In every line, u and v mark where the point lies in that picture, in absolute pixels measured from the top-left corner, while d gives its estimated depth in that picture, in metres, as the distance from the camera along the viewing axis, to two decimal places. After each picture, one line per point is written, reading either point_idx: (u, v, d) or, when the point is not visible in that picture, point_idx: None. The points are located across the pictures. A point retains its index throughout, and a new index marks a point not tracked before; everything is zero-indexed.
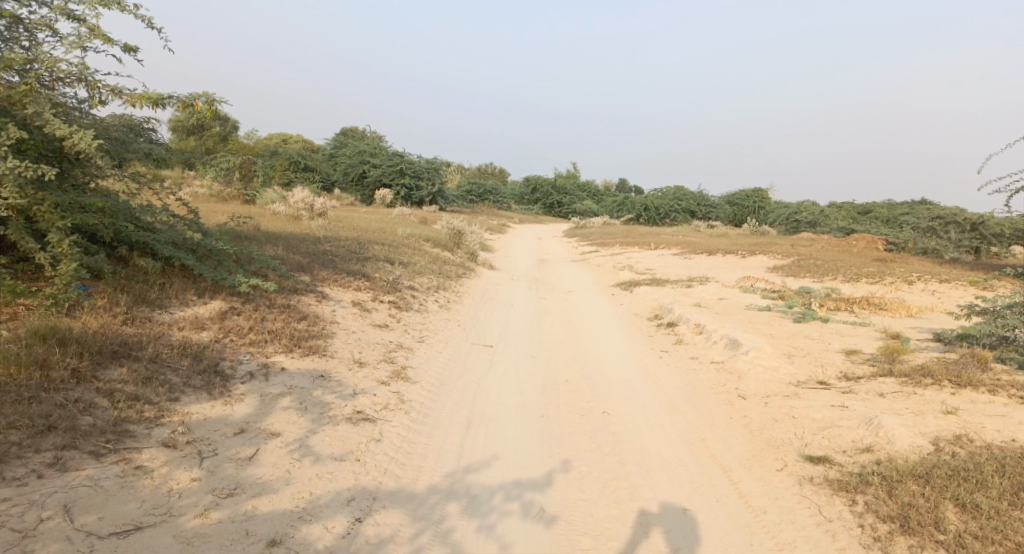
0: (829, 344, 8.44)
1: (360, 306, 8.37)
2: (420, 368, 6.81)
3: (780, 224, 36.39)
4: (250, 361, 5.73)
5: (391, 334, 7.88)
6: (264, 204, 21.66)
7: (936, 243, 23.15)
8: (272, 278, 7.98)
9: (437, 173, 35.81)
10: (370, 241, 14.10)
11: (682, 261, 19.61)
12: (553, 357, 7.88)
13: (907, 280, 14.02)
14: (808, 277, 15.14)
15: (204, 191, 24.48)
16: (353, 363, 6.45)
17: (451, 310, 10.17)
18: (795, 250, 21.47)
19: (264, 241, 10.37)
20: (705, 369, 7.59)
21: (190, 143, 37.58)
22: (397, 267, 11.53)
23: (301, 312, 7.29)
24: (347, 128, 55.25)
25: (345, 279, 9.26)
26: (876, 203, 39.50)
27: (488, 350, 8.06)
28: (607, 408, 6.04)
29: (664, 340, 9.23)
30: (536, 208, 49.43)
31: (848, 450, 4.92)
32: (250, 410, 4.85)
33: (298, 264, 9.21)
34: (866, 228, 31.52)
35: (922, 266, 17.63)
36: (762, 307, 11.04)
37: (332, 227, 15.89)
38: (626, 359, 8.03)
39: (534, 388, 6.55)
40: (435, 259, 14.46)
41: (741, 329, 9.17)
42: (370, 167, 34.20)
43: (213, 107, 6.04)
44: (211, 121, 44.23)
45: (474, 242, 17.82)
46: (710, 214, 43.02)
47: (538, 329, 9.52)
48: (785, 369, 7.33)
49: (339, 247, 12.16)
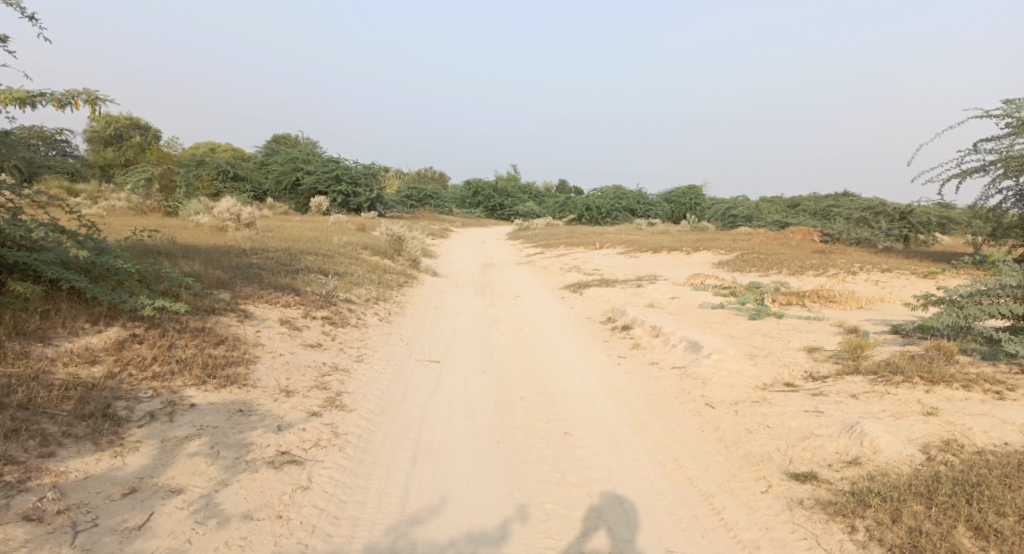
0: (789, 342, 8.14)
1: (289, 325, 7.52)
2: (358, 392, 6.06)
3: (717, 219, 36.95)
4: (152, 399, 4.86)
5: (324, 354, 7.08)
6: (188, 215, 20.19)
7: (868, 233, 23.78)
8: (184, 298, 7.05)
9: (375, 178, 34.70)
10: (302, 252, 13.13)
11: (628, 260, 19.36)
12: (504, 371, 7.27)
13: (849, 271, 14.11)
14: (754, 271, 15.07)
15: (121, 204, 22.73)
16: (279, 391, 5.64)
17: (392, 323, 9.40)
18: (737, 245, 21.58)
19: (179, 256, 9.34)
20: (666, 376, 7.14)
21: (107, 155, 35.22)
22: (332, 279, 10.67)
23: (218, 336, 6.41)
24: (279, 135, 53.42)
25: (272, 295, 8.37)
26: (806, 195, 40.70)
27: (434, 366, 7.37)
28: (569, 427, 5.47)
29: (620, 344, 8.77)
30: (478, 211, 48.82)
31: (834, 465, 4.50)
32: (146, 461, 4.01)
33: (217, 281, 8.26)
34: (800, 221, 32.33)
35: (859, 256, 17.96)
36: (716, 305, 10.74)
37: (261, 238, 14.78)
38: (583, 368, 7.50)
39: (487, 408, 5.93)
40: (374, 267, 13.62)
41: (699, 329, 8.80)
42: (304, 174, 32.75)
43: (96, 106, 5.10)
44: (130, 130, 41.59)
45: (415, 248, 17.02)
46: (650, 213, 43.39)
47: (488, 340, 8.88)
48: (750, 372, 6.93)
49: (267, 259, 11.18)
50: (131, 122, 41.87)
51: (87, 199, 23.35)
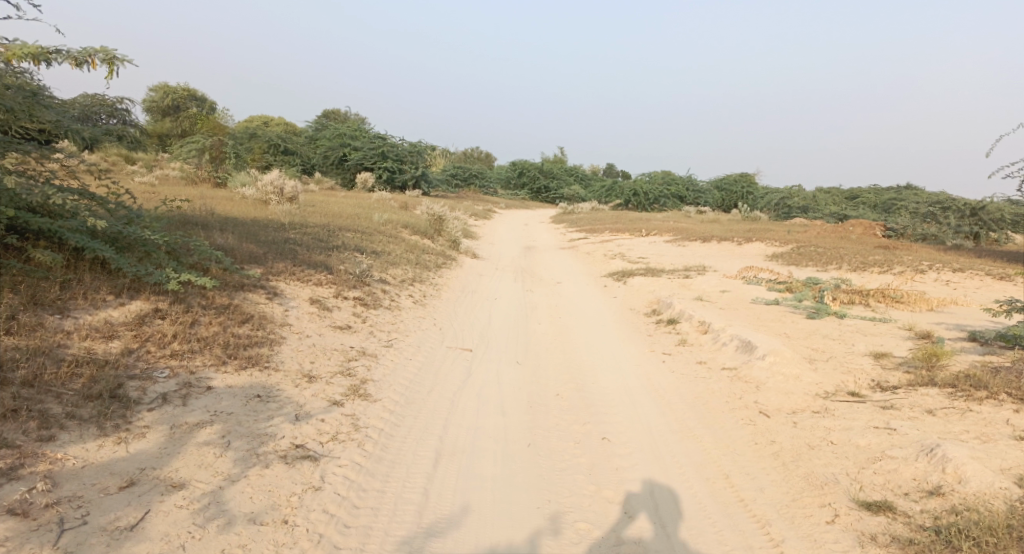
0: (852, 345, 7.46)
1: (319, 305, 7.25)
2: (383, 381, 5.74)
3: (770, 209, 35.51)
4: (167, 380, 4.62)
5: (353, 337, 6.78)
6: (235, 187, 20.34)
7: (935, 228, 22.33)
8: (214, 273, 6.83)
9: (421, 157, 34.53)
10: (341, 228, 12.93)
11: (675, 249, 18.61)
12: (540, 364, 6.87)
13: (916, 270, 13.12)
14: (811, 266, 14.20)
15: (174, 174, 23.14)
16: (301, 376, 5.34)
17: (427, 306, 9.07)
18: (791, 237, 20.53)
19: (215, 228, 9.19)
20: (716, 377, 6.60)
21: (165, 127, 36.03)
22: (369, 258, 10.41)
23: (244, 313, 6.17)
24: (330, 111, 53.92)
25: (304, 272, 8.12)
26: (865, 188, 38.80)
27: (466, 354, 7.02)
28: (607, 432, 5.03)
29: (665, 340, 8.24)
30: (523, 193, 48.30)
31: (912, 494, 3.92)
32: (150, 449, 3.75)
33: (250, 256, 8.05)
34: (859, 214, 30.75)
35: (925, 253, 16.81)
36: (770, 301, 10.05)
37: (302, 213, 14.67)
38: (624, 364, 7.03)
39: (519, 405, 5.56)
40: (412, 247, 13.33)
41: (752, 327, 8.17)
42: (351, 150, 32.79)
43: (113, 66, 4.87)
44: (187, 102, 42.45)
45: (455, 229, 16.68)
46: (699, 200, 42.05)
47: (525, 328, 8.49)
48: (809, 378, 6.32)
49: (305, 235, 10.99)
50: (189, 95, 42.71)
51: (142, 168, 23.86)
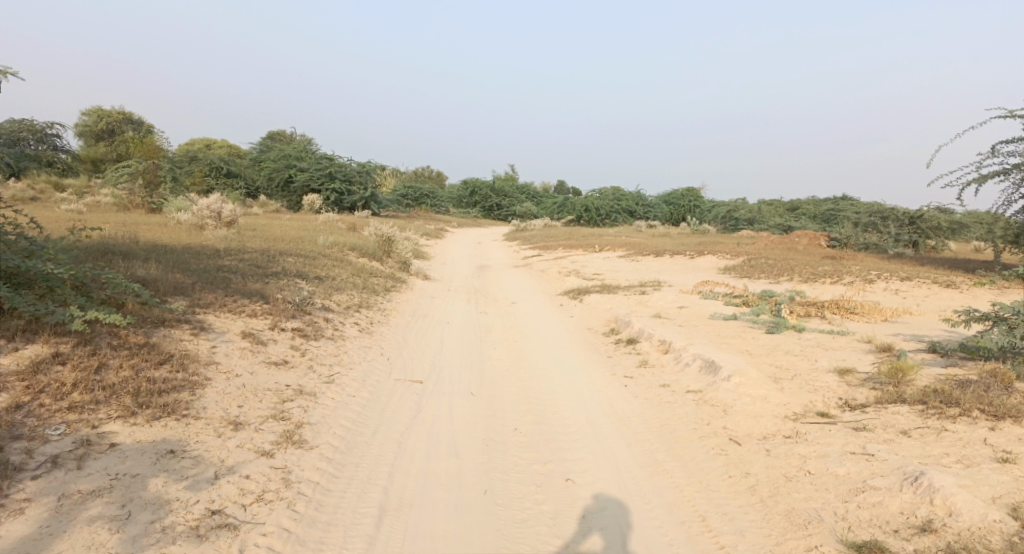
0: (816, 361, 7.25)
1: (251, 339, 6.60)
2: (322, 423, 5.17)
3: (718, 222, 36.06)
4: (61, 438, 3.95)
5: (289, 374, 6.17)
6: (171, 212, 19.27)
7: (877, 237, 22.86)
8: (130, 308, 6.14)
9: (370, 177, 33.77)
10: (282, 253, 12.22)
11: (629, 264, 18.46)
12: (495, 394, 6.40)
13: (866, 279, 13.22)
14: (764, 278, 14.20)
15: (106, 200, 21.85)
16: (225, 424, 4.73)
17: (373, 334, 8.49)
18: (742, 249, 20.68)
19: (138, 258, 8.42)
20: (681, 401, 6.25)
21: (98, 151, 34.28)
22: (310, 284, 9.77)
23: (163, 353, 5.51)
24: (276, 132, 52.61)
25: (236, 303, 7.46)
26: (806, 200, 39.98)
27: (416, 387, 6.49)
28: (570, 472, 4.60)
29: (626, 361, 7.90)
30: (475, 211, 47.94)
31: (903, 531, 3.60)
32: (27, 533, 3.13)
33: (175, 287, 7.34)
34: (803, 225, 31.52)
35: (871, 262, 17.13)
36: (728, 317, 9.84)
37: (241, 238, 13.86)
38: (585, 391, 6.63)
39: (474, 444, 5.07)
40: (359, 270, 12.70)
41: (713, 345, 7.91)
42: (297, 171, 31.77)
43: None
44: (123, 125, 40.62)
45: (405, 249, 16.09)
46: (649, 214, 42.46)
47: (479, 354, 8.00)
48: (777, 399, 6.04)
49: (241, 261, 10.28)
50: (124, 117, 40.85)
51: (72, 195, 22.48)
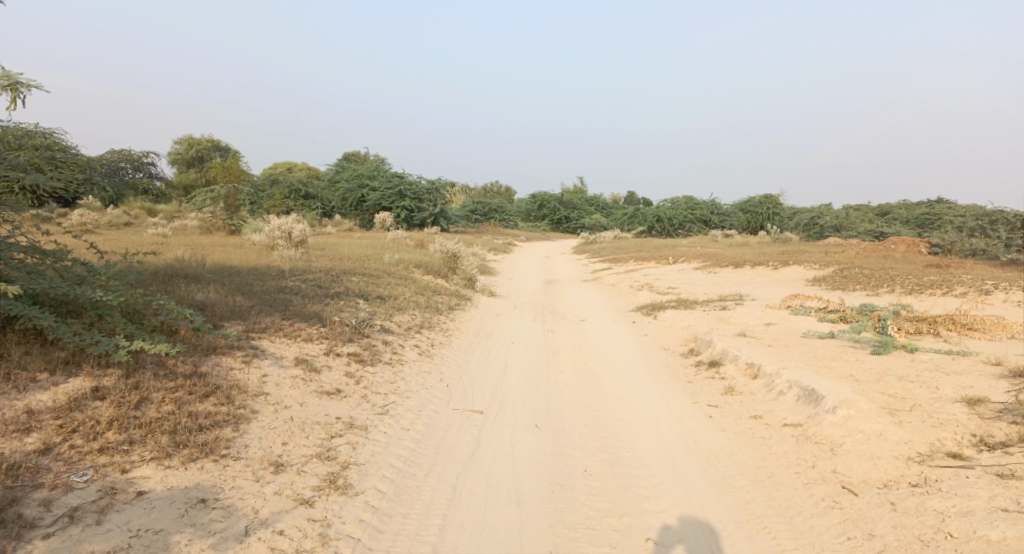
0: (937, 389, 6.19)
1: (304, 366, 6.27)
2: (371, 463, 4.71)
3: (801, 230, 33.97)
4: (87, 486, 3.72)
5: (340, 404, 5.76)
6: (248, 233, 19.79)
7: (985, 242, 20.67)
8: (182, 334, 5.95)
9: (439, 194, 33.90)
10: (347, 272, 12.07)
11: (707, 276, 17.37)
12: (563, 426, 5.79)
13: (982, 291, 11.69)
14: (860, 290, 12.90)
15: (192, 223, 22.80)
16: (265, 466, 4.38)
17: (434, 357, 8.07)
18: (831, 258, 19.13)
19: (200, 282, 8.38)
20: (777, 437, 5.42)
21: (189, 177, 36.20)
22: (372, 304, 9.48)
23: (210, 383, 5.24)
24: (350, 153, 54.28)
25: (292, 327, 7.20)
26: (897, 204, 37.17)
27: (476, 418, 5.96)
28: (650, 530, 3.96)
29: (709, 387, 7.11)
30: (544, 224, 47.43)
31: None
32: None
33: (233, 311, 7.17)
34: (897, 231, 29.15)
35: (984, 270, 15.35)
36: (824, 334, 8.81)
37: (309, 257, 13.90)
38: (664, 423, 5.92)
39: (537, 491, 4.48)
40: (424, 288, 12.41)
41: (810, 368, 6.99)
42: (369, 190, 32.17)
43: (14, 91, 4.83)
44: (211, 152, 42.79)
45: (471, 265, 15.74)
46: (725, 223, 40.64)
47: (546, 379, 7.39)
48: (896, 437, 5.10)
49: (304, 282, 10.14)
50: (212, 145, 43.05)
51: (162, 219, 23.65)
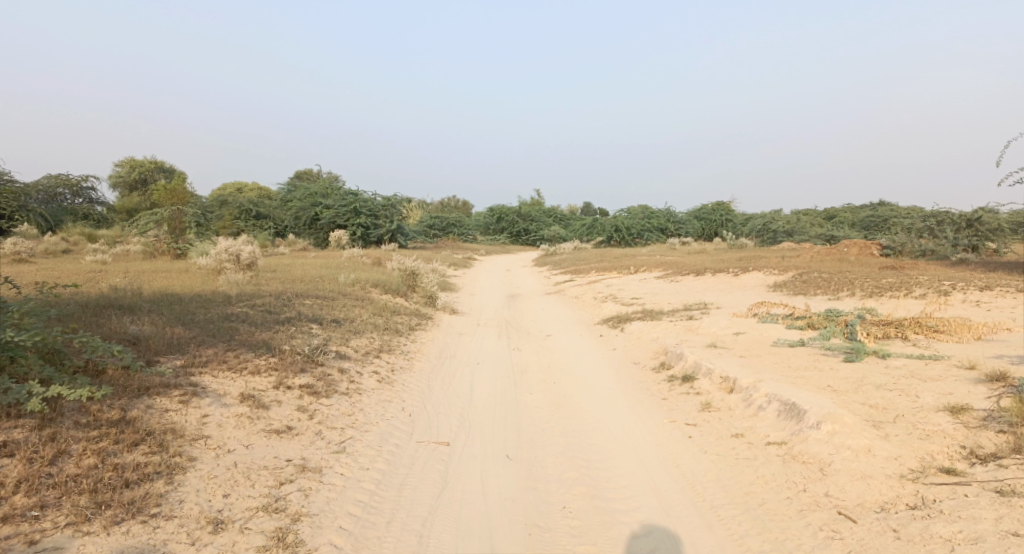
0: (917, 397, 6.02)
1: (250, 403, 5.69)
2: (326, 514, 4.21)
3: (755, 236, 34.52)
4: None
5: (291, 445, 5.22)
6: (195, 256, 18.83)
7: (933, 243, 21.21)
8: (110, 375, 5.33)
9: (396, 210, 33.25)
10: (299, 295, 11.45)
11: (669, 285, 17.26)
12: (536, 455, 5.39)
13: (939, 292, 11.81)
14: (822, 294, 12.92)
15: (135, 248, 21.68)
16: (202, 525, 3.82)
17: (395, 384, 7.56)
18: (789, 263, 19.31)
19: (135, 313, 7.68)
20: (763, 457, 5.13)
21: (132, 200, 34.69)
22: (326, 329, 8.91)
23: (140, 429, 4.64)
24: (303, 171, 53.23)
25: (238, 359, 6.60)
26: (844, 208, 38.22)
27: (442, 451, 5.51)
28: None
29: (686, 403, 6.82)
30: (503, 237, 47.18)
31: None
32: None
33: (171, 345, 6.53)
34: (847, 235, 29.84)
35: (937, 270, 15.64)
36: (795, 343, 8.66)
37: (259, 281, 13.19)
38: (643, 447, 5.58)
39: (513, 535, 4.07)
40: (381, 308, 11.86)
41: (786, 380, 6.76)
42: (323, 208, 31.30)
43: None
44: (155, 174, 41.12)
45: (431, 283, 15.24)
46: (681, 231, 41.06)
47: (514, 403, 6.99)
48: (885, 453, 4.87)
49: (253, 308, 9.50)
50: (157, 166, 41.43)
51: (102, 244, 22.42)
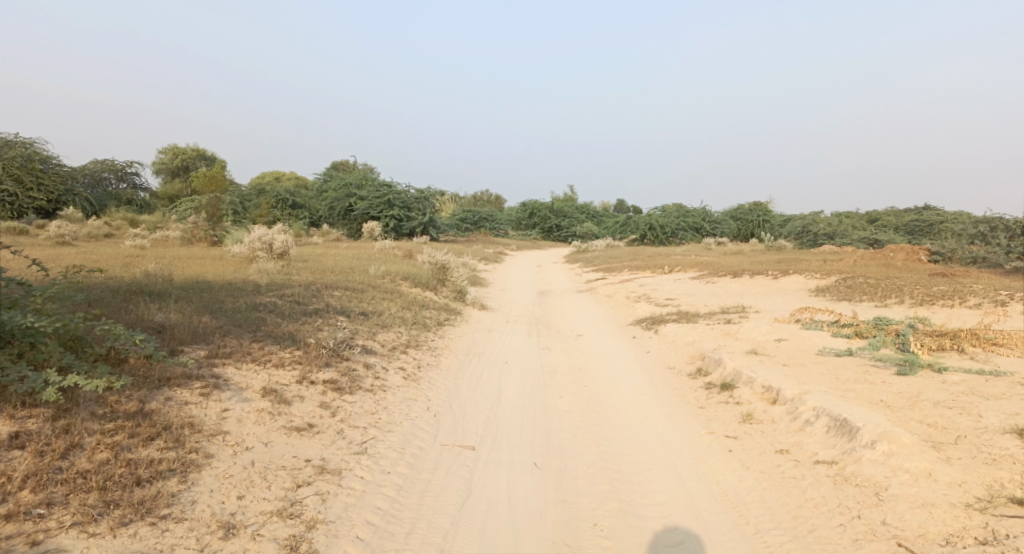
0: (980, 417, 5.54)
1: (272, 398, 5.52)
2: (342, 522, 4.01)
3: (794, 237, 33.51)
4: None
5: (311, 444, 5.04)
6: (230, 244, 18.99)
7: (986, 249, 20.17)
8: (131, 364, 5.21)
9: (429, 202, 33.18)
10: (329, 286, 11.33)
11: (705, 287, 16.74)
12: (566, 465, 5.12)
13: (997, 302, 11.11)
14: (868, 301, 12.31)
15: (173, 234, 21.98)
16: (212, 529, 3.67)
17: (421, 382, 7.35)
18: (831, 267, 18.59)
19: (164, 300, 7.62)
20: (811, 478, 4.77)
21: (174, 187, 35.38)
22: (354, 322, 8.75)
23: (157, 422, 4.50)
24: (338, 162, 53.74)
25: (263, 351, 6.45)
26: (889, 211, 36.85)
27: (467, 456, 5.27)
28: None
29: (725, 413, 6.46)
30: (535, 232, 46.83)
31: None
32: None
33: (197, 335, 6.41)
34: (892, 239, 28.72)
35: (991, 279, 14.80)
36: (841, 352, 8.18)
37: (290, 270, 13.15)
38: (679, 460, 5.26)
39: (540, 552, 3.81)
40: (410, 302, 11.68)
41: (834, 392, 6.34)
42: (357, 200, 31.40)
43: None
44: (196, 162, 41.78)
45: (461, 277, 15.04)
46: (716, 230, 40.14)
47: (544, 406, 6.72)
48: (948, 477, 4.44)
49: (282, 298, 9.40)
50: (198, 154, 42.11)
51: (143, 230, 22.81)
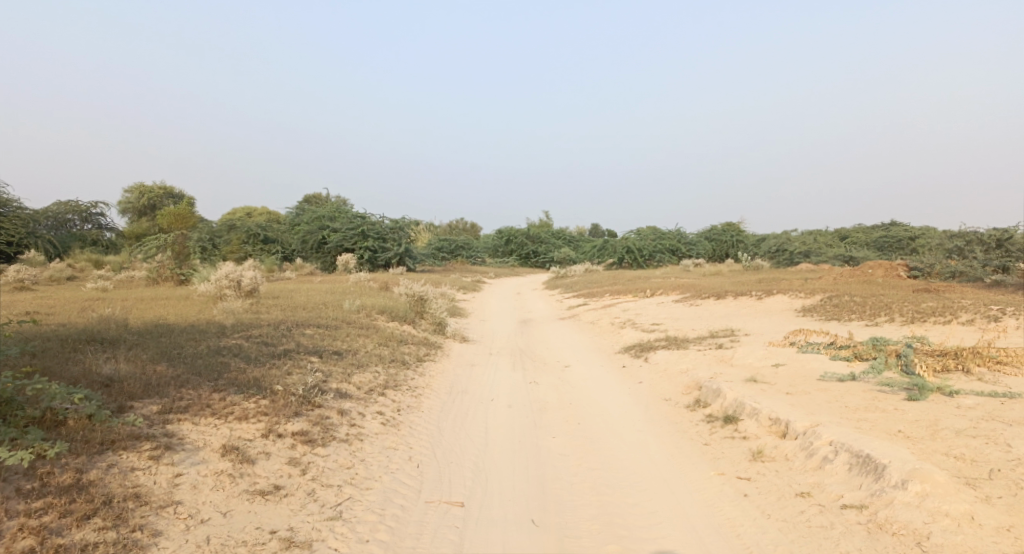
0: (1009, 446, 5.13)
1: (233, 457, 4.89)
2: None
3: (770, 257, 33.59)
4: None
5: (278, 510, 4.42)
6: (197, 282, 18.17)
7: (962, 263, 20.21)
8: (70, 425, 4.56)
9: (404, 232, 32.59)
10: (301, 324, 10.68)
11: (690, 310, 16.39)
12: (567, 520, 4.58)
13: (989, 318, 10.87)
14: (859, 321, 12.01)
15: (139, 274, 21.08)
16: None
17: (401, 427, 6.75)
18: (813, 285, 18.40)
19: (116, 349, 6.93)
20: (841, 527, 4.28)
21: (141, 226, 34.32)
22: (327, 363, 8.12)
23: (96, 495, 3.86)
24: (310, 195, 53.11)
25: (225, 403, 5.81)
26: (860, 228, 37.24)
27: (456, 515, 4.69)
28: None
29: (733, 450, 5.97)
30: (512, 260, 46.46)
31: None
32: None
33: (151, 387, 5.75)
34: (867, 256, 28.86)
35: (976, 293, 14.67)
36: (845, 376, 7.78)
37: (261, 309, 12.46)
38: (692, 510, 4.74)
39: None
40: (388, 337, 11.06)
41: (848, 423, 5.89)
42: (330, 232, 30.62)
43: None
44: (164, 200, 40.78)
45: (440, 309, 14.46)
46: (692, 252, 40.16)
47: (536, 449, 6.17)
48: (994, 521, 3.98)
49: (249, 340, 8.74)
50: (166, 192, 41.10)
51: (107, 271, 21.87)
